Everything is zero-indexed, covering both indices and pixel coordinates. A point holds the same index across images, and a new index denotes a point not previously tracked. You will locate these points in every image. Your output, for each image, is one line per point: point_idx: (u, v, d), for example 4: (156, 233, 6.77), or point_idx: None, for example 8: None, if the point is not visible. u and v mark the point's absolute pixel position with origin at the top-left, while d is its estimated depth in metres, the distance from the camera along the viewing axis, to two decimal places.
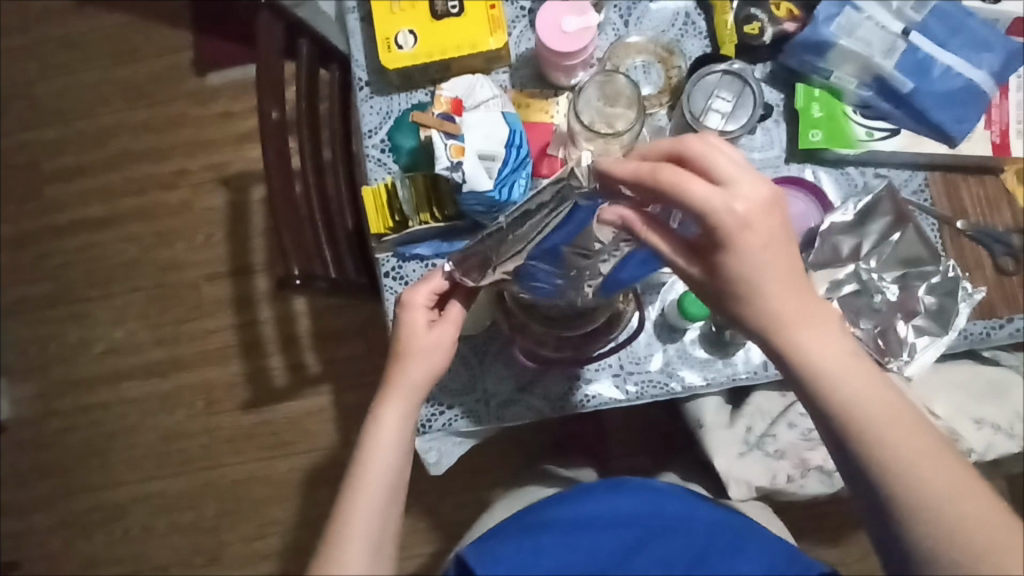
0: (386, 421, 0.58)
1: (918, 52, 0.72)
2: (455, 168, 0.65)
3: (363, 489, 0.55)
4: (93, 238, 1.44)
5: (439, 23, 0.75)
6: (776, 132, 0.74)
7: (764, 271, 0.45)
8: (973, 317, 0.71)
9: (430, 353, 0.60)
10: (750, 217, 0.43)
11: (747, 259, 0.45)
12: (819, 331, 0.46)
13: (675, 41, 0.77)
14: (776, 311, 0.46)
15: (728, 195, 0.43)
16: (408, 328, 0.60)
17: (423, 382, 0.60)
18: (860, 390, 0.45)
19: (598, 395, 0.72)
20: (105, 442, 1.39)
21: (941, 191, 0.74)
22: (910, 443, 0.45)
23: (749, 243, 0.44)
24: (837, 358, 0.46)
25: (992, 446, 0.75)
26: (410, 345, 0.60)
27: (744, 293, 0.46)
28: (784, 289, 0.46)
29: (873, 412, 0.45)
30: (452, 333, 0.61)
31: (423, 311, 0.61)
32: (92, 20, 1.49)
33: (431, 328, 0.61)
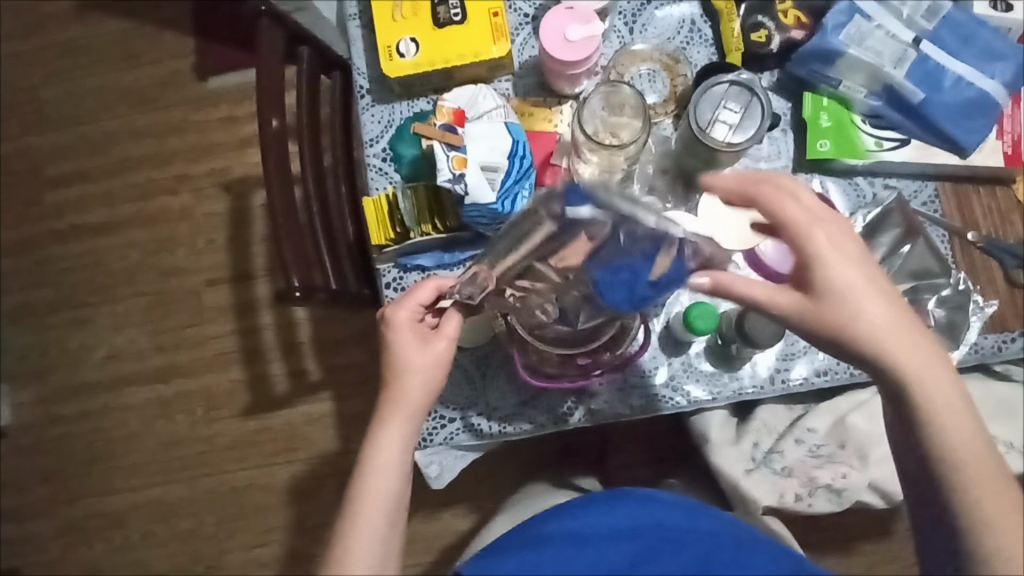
0: (386, 442, 0.57)
1: (929, 61, 0.71)
2: (457, 180, 0.63)
3: (365, 514, 0.54)
4: (94, 243, 1.43)
5: (441, 32, 0.74)
6: (783, 142, 0.73)
7: (857, 294, 0.50)
8: (984, 332, 0.70)
9: (428, 370, 0.59)
10: (837, 240, 0.49)
11: (834, 281, 0.50)
12: (913, 355, 0.49)
13: (681, 49, 0.75)
14: (864, 333, 0.49)
15: (814, 221, 0.50)
16: (404, 347, 0.59)
17: (422, 396, 0.58)
18: (947, 411, 0.49)
19: (602, 408, 0.71)
20: (105, 449, 1.38)
21: (952, 202, 0.73)
22: (984, 466, 0.48)
23: (834, 267, 0.49)
24: (927, 378, 0.49)
25: (1003, 463, 0.74)
26: (407, 361, 0.59)
27: (841, 316, 0.50)
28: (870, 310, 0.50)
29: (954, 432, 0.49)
30: (449, 348, 0.60)
31: (415, 327, 0.60)
32: (95, 24, 1.49)
33: (429, 342, 0.59)
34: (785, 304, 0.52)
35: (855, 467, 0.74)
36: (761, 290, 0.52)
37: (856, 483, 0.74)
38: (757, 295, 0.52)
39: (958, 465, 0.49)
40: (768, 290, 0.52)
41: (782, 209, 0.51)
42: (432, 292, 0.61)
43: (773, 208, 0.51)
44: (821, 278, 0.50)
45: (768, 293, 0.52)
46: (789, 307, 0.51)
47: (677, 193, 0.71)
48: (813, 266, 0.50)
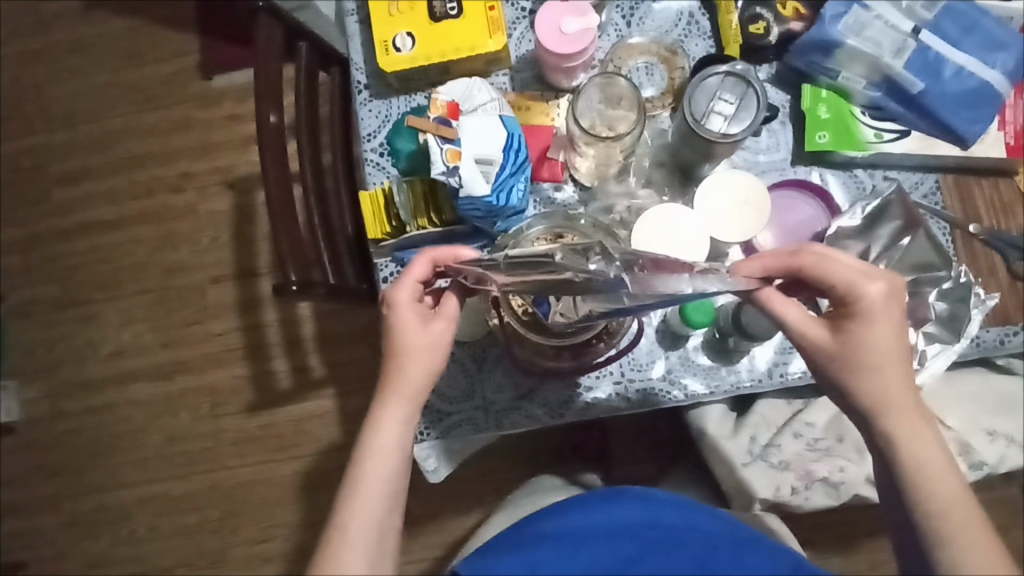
0: (385, 425, 0.57)
1: (929, 51, 0.70)
2: (451, 172, 0.63)
3: (364, 496, 0.54)
4: (100, 240, 1.44)
5: (437, 25, 0.74)
6: (783, 134, 0.72)
7: (886, 352, 0.51)
8: (986, 324, 0.69)
9: (428, 350, 0.59)
10: (883, 299, 0.51)
11: (872, 336, 0.51)
12: (911, 421, 0.50)
13: (679, 41, 0.75)
14: (882, 386, 0.51)
15: (868, 277, 0.51)
16: (405, 328, 0.59)
17: (422, 379, 0.59)
18: (936, 472, 0.49)
19: (598, 402, 0.71)
20: (111, 444, 1.39)
21: (953, 194, 0.72)
22: (968, 529, 0.47)
23: (871, 325, 0.51)
24: (919, 442, 0.50)
25: (1005, 458, 0.72)
26: (408, 342, 0.59)
27: (866, 365, 0.51)
28: (891, 369, 0.51)
29: (939, 491, 0.48)
30: (449, 328, 0.60)
31: (415, 308, 0.60)
32: (101, 24, 1.50)
33: (430, 323, 0.60)
34: (820, 345, 0.53)
35: (853, 461, 0.73)
36: (800, 326, 0.54)
37: (853, 477, 0.73)
38: (795, 330, 0.54)
39: (942, 523, 0.48)
40: (806, 329, 0.54)
41: (831, 266, 0.52)
42: (425, 268, 0.60)
43: (823, 265, 0.52)
44: (863, 328, 0.51)
45: (807, 331, 0.54)
46: (823, 349, 0.53)
47: (675, 185, 0.72)
48: (856, 316, 0.52)
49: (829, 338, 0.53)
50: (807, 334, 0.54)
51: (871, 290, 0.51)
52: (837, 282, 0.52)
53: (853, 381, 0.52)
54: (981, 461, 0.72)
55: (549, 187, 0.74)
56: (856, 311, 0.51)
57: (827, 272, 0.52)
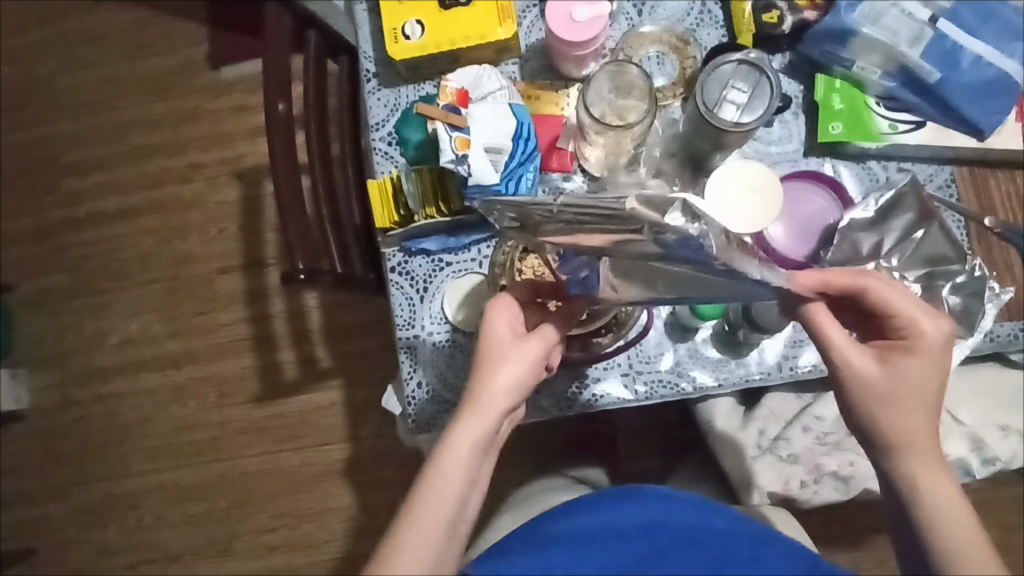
0: (456, 444, 0.50)
1: (946, 40, 0.68)
2: (460, 161, 0.63)
3: (420, 524, 0.48)
4: (110, 230, 1.45)
5: (446, 13, 0.73)
6: (795, 125, 0.72)
7: (926, 392, 0.48)
8: (1000, 319, 0.69)
9: (517, 367, 0.53)
10: (943, 341, 0.49)
11: (919, 374, 0.48)
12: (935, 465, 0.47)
13: (691, 31, 0.74)
14: (917, 426, 0.48)
15: (929, 315, 0.49)
16: (495, 339, 0.54)
17: (504, 394, 0.52)
18: (959, 522, 0.45)
19: (607, 394, 0.70)
20: (120, 432, 1.40)
21: (969, 187, 0.71)
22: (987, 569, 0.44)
23: (920, 363, 0.49)
24: (943, 486, 0.46)
25: (1017, 453, 0.72)
26: (491, 353, 0.54)
27: (910, 402, 0.48)
28: (929, 410, 0.48)
29: (961, 538, 0.45)
30: (543, 349, 0.55)
31: (510, 324, 0.55)
32: (110, 14, 1.50)
33: (525, 340, 0.54)
34: (864, 376, 0.49)
35: (862, 455, 0.73)
36: (847, 352, 0.49)
37: (863, 471, 0.73)
38: (838, 356, 0.50)
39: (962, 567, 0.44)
40: (851, 357, 0.50)
41: (894, 297, 0.50)
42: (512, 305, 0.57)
43: (886, 295, 0.50)
44: (913, 364, 0.48)
45: (854, 359, 0.49)
46: (867, 380, 0.49)
47: (685, 176, 0.71)
48: (910, 351, 0.49)
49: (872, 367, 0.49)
50: (849, 359, 0.50)
51: (932, 329, 0.49)
52: (901, 313, 0.49)
53: (888, 416, 0.48)
54: (994, 457, 0.71)
55: (558, 177, 0.73)
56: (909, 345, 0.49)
57: (890, 299, 0.49)
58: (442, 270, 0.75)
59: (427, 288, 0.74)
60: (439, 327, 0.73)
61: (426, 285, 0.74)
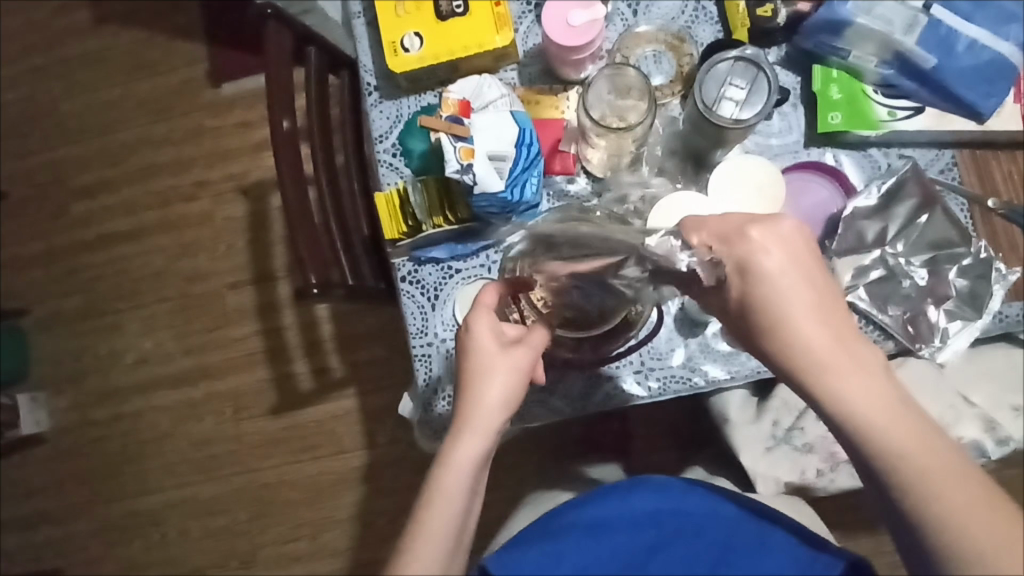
0: (455, 459, 0.50)
1: (941, 27, 0.68)
2: (465, 170, 0.63)
3: (428, 538, 0.47)
4: (120, 251, 1.47)
5: (444, 24, 0.74)
6: (794, 117, 0.72)
7: (794, 305, 0.43)
8: (1008, 300, 0.68)
9: (503, 380, 0.53)
10: (773, 247, 0.43)
11: (768, 291, 0.43)
12: (851, 372, 0.42)
13: (686, 28, 0.77)
14: (804, 347, 0.43)
15: (754, 223, 0.44)
16: (482, 347, 0.54)
17: (496, 403, 0.52)
18: (887, 421, 0.41)
19: (621, 393, 0.71)
20: (140, 449, 1.43)
21: (971, 168, 0.72)
22: (939, 472, 0.40)
23: (770, 274, 0.43)
24: (869, 396, 0.42)
25: None
26: (478, 365, 0.53)
27: (776, 328, 0.43)
28: (809, 327, 0.43)
29: (896, 439, 0.41)
30: (530, 358, 0.54)
31: (495, 330, 0.55)
32: (111, 37, 1.52)
33: (510, 350, 0.54)
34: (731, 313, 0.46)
35: None
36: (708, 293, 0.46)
37: None
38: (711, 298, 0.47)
39: (909, 478, 0.41)
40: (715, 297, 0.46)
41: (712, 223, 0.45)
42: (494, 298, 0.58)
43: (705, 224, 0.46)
44: (756, 286, 0.43)
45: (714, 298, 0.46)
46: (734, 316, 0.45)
47: (687, 173, 0.72)
48: (748, 274, 0.43)
49: (740, 308, 0.45)
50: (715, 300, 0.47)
51: (763, 244, 0.43)
52: (719, 239, 0.45)
53: (768, 344, 0.44)
54: (1009, 436, 0.71)
55: (562, 180, 0.75)
56: (742, 268, 0.44)
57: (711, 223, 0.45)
58: (452, 277, 0.76)
59: (438, 296, 0.75)
60: (451, 333, 0.75)
61: (437, 293, 0.76)
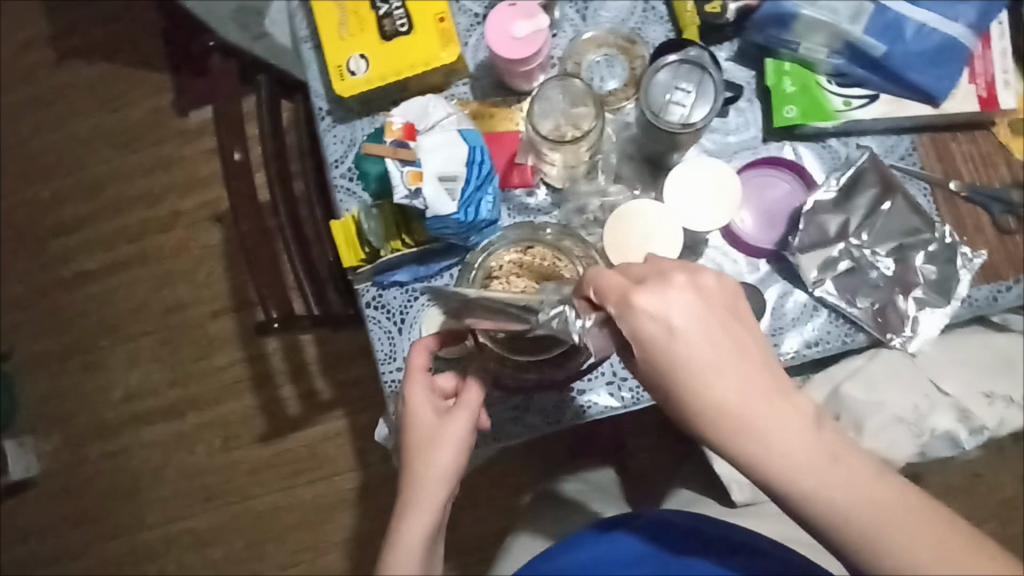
0: (405, 540, 0.51)
1: (888, 12, 0.67)
2: (414, 195, 0.62)
3: None
4: (99, 287, 1.46)
5: (388, 44, 0.73)
6: (751, 111, 0.71)
7: (697, 365, 0.43)
8: (977, 283, 0.67)
9: (445, 448, 0.54)
10: (661, 309, 0.43)
11: (667, 354, 0.44)
12: (764, 425, 0.42)
13: (636, 30, 0.76)
14: (713, 406, 0.43)
15: (640, 287, 0.44)
16: (421, 421, 0.56)
17: (441, 471, 0.54)
18: (807, 470, 0.41)
19: (594, 404, 0.71)
20: (133, 485, 1.42)
21: (930, 153, 0.69)
22: (870, 511, 0.40)
23: (663, 338, 0.43)
24: (786, 446, 0.42)
25: (1005, 420, 0.72)
26: (420, 438, 0.55)
27: (683, 390, 0.44)
28: (715, 384, 0.43)
29: (819, 485, 0.41)
30: (469, 419, 0.56)
31: (430, 399, 0.57)
32: (75, 71, 1.50)
33: (448, 417, 0.56)
34: (644, 376, 0.46)
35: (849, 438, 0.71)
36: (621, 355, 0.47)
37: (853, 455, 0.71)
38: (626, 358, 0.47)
39: (839, 523, 0.41)
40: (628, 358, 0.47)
41: (603, 289, 0.46)
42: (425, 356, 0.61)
43: (597, 291, 0.46)
44: (653, 351, 0.44)
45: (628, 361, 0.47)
46: (646, 379, 0.46)
47: (645, 177, 0.71)
48: (643, 339, 0.44)
49: (646, 369, 0.46)
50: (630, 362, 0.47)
51: (656, 313, 0.44)
52: (612, 305, 0.45)
53: (679, 408, 0.45)
54: (982, 426, 0.70)
55: (522, 193, 0.73)
56: (635, 335, 0.44)
57: (600, 289, 0.46)
58: (417, 299, 0.74)
59: (404, 319, 0.74)
60: None
61: (403, 316, 0.74)
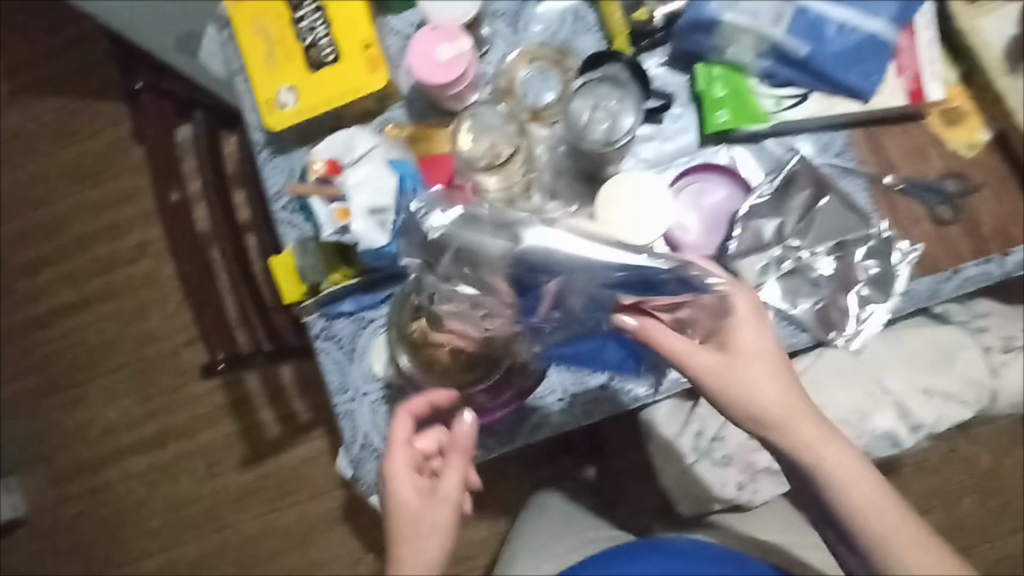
0: None
1: (809, 13, 0.67)
2: (343, 231, 0.63)
3: None
4: (71, 324, 1.45)
5: (316, 74, 0.72)
6: (686, 117, 0.71)
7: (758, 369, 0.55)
8: (917, 275, 0.67)
9: (428, 539, 0.55)
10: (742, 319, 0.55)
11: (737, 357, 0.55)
12: (809, 424, 0.54)
13: (568, 41, 0.75)
14: (772, 403, 0.54)
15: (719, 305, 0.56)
16: (405, 509, 0.56)
17: (424, 563, 0.55)
18: (838, 462, 0.53)
19: (545, 423, 0.71)
20: (120, 519, 1.42)
21: (865, 148, 0.69)
22: (878, 502, 0.52)
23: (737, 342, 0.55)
24: (825, 443, 0.53)
25: (941, 416, 0.71)
26: (404, 525, 0.56)
27: (746, 390, 0.55)
28: (771, 384, 0.54)
29: (842, 475, 0.53)
30: (451, 506, 0.56)
31: (413, 485, 0.57)
32: (29, 108, 1.49)
33: (432, 505, 0.56)
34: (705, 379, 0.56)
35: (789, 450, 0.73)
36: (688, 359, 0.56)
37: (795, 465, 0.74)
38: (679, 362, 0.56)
39: (855, 510, 0.52)
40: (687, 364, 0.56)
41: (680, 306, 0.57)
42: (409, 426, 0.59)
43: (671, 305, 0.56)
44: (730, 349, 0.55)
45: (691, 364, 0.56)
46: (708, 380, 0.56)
47: (582, 193, 0.70)
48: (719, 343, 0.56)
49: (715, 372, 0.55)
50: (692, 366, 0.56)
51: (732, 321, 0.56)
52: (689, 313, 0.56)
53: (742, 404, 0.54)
54: (921, 423, 0.70)
55: None
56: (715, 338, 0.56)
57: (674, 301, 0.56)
58: (366, 327, 0.74)
59: (355, 348, 0.74)
60: (372, 384, 0.74)
61: (353, 346, 0.74)
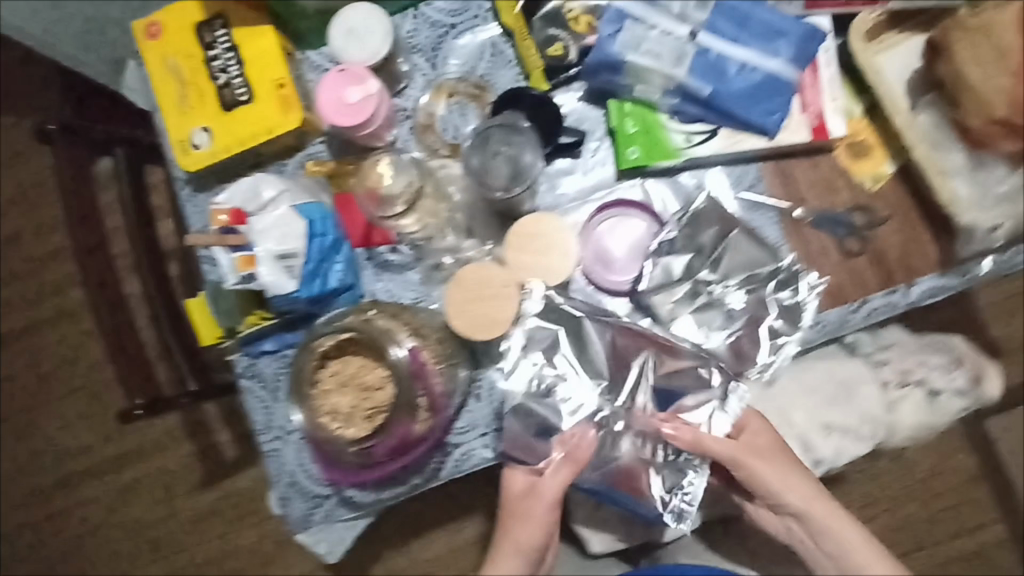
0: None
1: (709, 53, 0.68)
2: (249, 278, 0.64)
3: None
4: (21, 348, 1.43)
5: (230, 114, 0.72)
6: (602, 151, 0.72)
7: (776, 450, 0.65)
8: (825, 306, 0.68)
9: (539, 516, 0.64)
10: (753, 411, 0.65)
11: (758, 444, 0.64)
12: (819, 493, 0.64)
13: (486, 76, 0.75)
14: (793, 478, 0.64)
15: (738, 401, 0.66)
16: (514, 499, 0.65)
17: (532, 543, 0.64)
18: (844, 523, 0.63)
19: (468, 459, 0.71)
20: (78, 544, 1.40)
21: (776, 181, 0.70)
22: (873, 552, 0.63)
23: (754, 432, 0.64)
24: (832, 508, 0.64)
25: (841, 450, 0.74)
26: (516, 511, 0.65)
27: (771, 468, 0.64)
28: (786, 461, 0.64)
29: (845, 533, 0.63)
30: (562, 490, 0.64)
31: (525, 478, 0.65)
32: None
33: (541, 495, 0.64)
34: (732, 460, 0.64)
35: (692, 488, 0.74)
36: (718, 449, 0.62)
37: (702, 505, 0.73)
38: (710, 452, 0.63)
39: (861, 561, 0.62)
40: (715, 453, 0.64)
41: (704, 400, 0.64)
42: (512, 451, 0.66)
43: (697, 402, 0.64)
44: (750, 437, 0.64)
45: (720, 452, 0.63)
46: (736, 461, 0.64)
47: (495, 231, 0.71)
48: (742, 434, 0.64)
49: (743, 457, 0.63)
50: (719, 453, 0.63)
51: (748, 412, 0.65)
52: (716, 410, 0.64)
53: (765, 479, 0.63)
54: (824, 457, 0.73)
55: (386, 250, 0.72)
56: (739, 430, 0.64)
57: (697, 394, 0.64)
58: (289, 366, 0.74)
59: (279, 388, 0.74)
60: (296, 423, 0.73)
61: (277, 384, 0.74)
